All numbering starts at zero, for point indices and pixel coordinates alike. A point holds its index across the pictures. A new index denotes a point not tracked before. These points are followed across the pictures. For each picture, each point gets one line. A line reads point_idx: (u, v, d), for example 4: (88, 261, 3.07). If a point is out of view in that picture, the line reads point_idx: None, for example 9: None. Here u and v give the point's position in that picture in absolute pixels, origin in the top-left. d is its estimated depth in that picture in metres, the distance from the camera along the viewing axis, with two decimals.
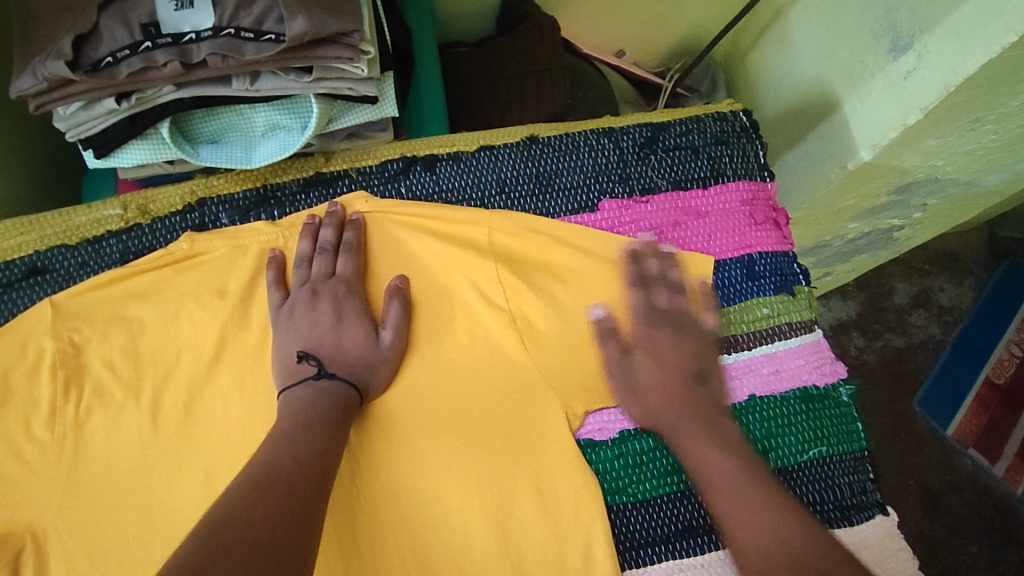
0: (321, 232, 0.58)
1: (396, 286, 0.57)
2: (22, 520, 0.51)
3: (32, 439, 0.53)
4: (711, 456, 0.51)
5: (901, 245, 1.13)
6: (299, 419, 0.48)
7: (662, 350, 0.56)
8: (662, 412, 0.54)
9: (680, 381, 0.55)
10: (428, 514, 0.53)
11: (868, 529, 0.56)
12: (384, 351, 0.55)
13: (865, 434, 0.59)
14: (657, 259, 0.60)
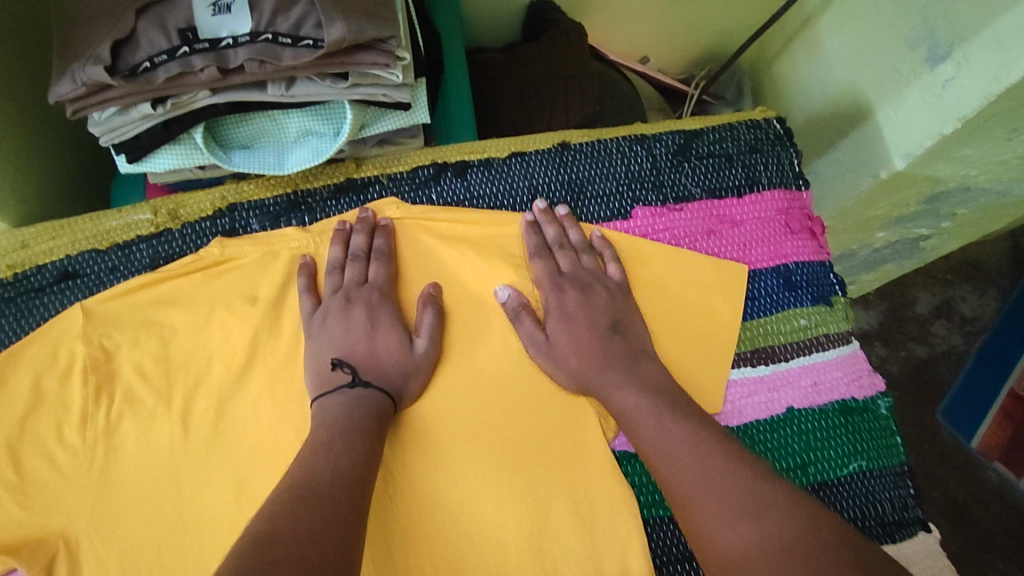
0: (353, 238, 0.57)
1: (429, 293, 0.57)
2: (53, 526, 0.51)
3: (64, 445, 0.53)
4: (643, 408, 0.50)
5: (926, 255, 1.11)
6: (334, 430, 0.47)
7: (573, 312, 0.55)
8: (572, 366, 0.54)
9: (594, 338, 0.54)
10: (460, 525, 0.52)
11: (909, 545, 0.55)
12: (416, 360, 0.54)
13: (904, 448, 0.58)
14: (556, 225, 0.60)
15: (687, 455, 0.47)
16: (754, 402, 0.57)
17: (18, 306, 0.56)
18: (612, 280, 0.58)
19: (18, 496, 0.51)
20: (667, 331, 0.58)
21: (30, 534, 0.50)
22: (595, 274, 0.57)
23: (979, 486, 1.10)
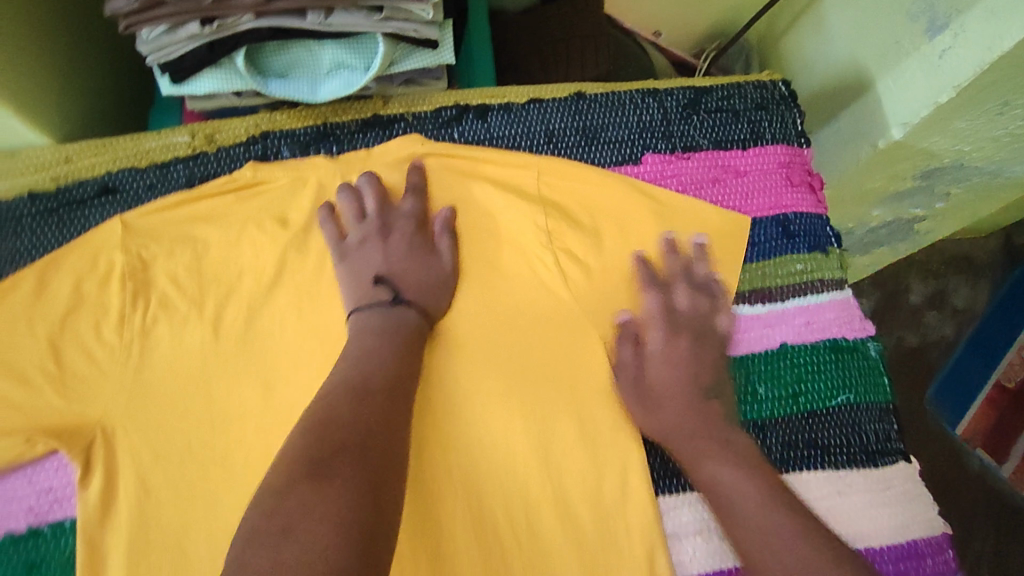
0: (374, 175, 0.60)
1: (445, 216, 0.60)
2: (91, 415, 0.54)
3: (102, 342, 0.56)
4: (733, 482, 0.53)
5: (920, 239, 1.15)
6: (376, 341, 0.52)
7: (677, 360, 0.58)
8: (679, 424, 0.56)
9: (695, 395, 0.57)
10: (472, 434, 0.57)
11: (891, 472, 0.58)
12: (443, 281, 0.58)
13: (891, 388, 0.61)
14: (675, 256, 0.61)
15: (778, 523, 0.50)
16: (750, 336, 0.61)
17: (59, 215, 0.59)
18: (722, 332, 0.60)
19: (58, 387, 0.54)
20: (677, 268, 0.61)
21: (68, 421, 0.53)
22: (706, 319, 0.60)
23: (961, 470, 1.14)
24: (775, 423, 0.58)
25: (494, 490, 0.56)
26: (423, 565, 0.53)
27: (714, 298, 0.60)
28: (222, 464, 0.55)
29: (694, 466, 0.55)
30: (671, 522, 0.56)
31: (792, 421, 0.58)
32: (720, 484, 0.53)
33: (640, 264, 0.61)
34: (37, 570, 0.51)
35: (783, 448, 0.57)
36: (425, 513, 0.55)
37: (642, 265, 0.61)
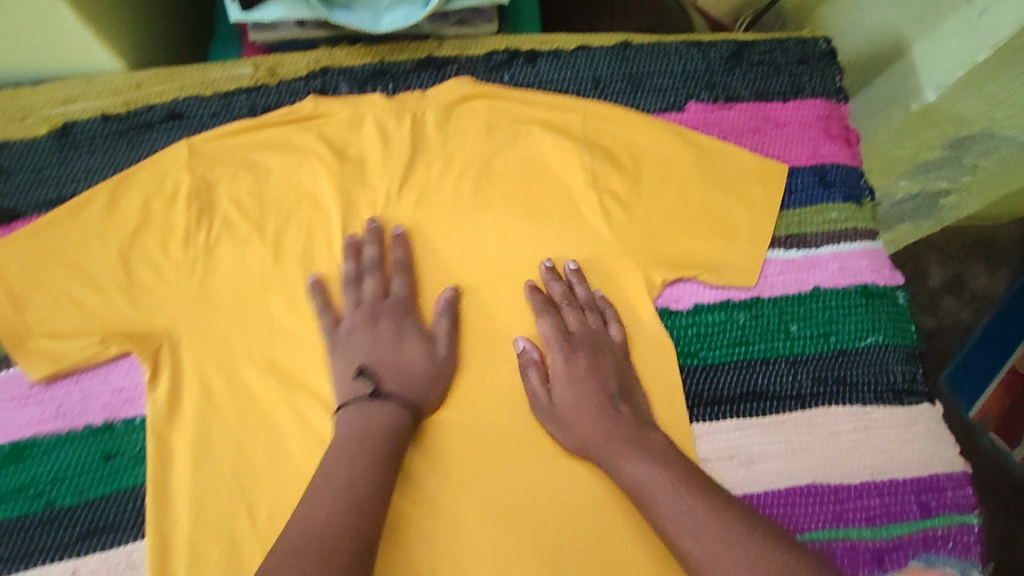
0: (365, 249, 0.61)
1: (446, 296, 0.60)
2: (158, 323, 0.58)
3: (168, 257, 0.60)
4: (649, 473, 0.52)
5: (946, 215, 1.12)
6: (357, 446, 0.52)
7: (578, 375, 0.58)
8: (590, 437, 0.55)
9: (601, 403, 0.56)
10: (511, 358, 0.60)
11: (916, 410, 0.60)
12: (439, 369, 0.58)
13: (916, 333, 0.63)
14: (559, 282, 0.61)
15: (695, 512, 0.49)
16: (785, 279, 0.63)
17: (129, 137, 0.63)
18: (614, 342, 0.59)
19: (130, 294, 0.58)
20: (714, 210, 0.63)
21: (139, 327, 0.57)
22: (596, 334, 0.59)
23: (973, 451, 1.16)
24: (806, 359, 0.60)
25: (533, 411, 0.59)
26: (465, 475, 0.57)
27: (599, 313, 0.61)
28: (279, 378, 0.58)
29: (615, 471, 0.54)
30: (707, 449, 0.58)
31: (822, 358, 0.60)
32: (635, 482, 0.52)
33: (547, 273, 0.61)
34: (113, 459, 0.55)
35: (812, 383, 0.60)
36: (468, 427, 0.58)
37: (680, 207, 0.63)
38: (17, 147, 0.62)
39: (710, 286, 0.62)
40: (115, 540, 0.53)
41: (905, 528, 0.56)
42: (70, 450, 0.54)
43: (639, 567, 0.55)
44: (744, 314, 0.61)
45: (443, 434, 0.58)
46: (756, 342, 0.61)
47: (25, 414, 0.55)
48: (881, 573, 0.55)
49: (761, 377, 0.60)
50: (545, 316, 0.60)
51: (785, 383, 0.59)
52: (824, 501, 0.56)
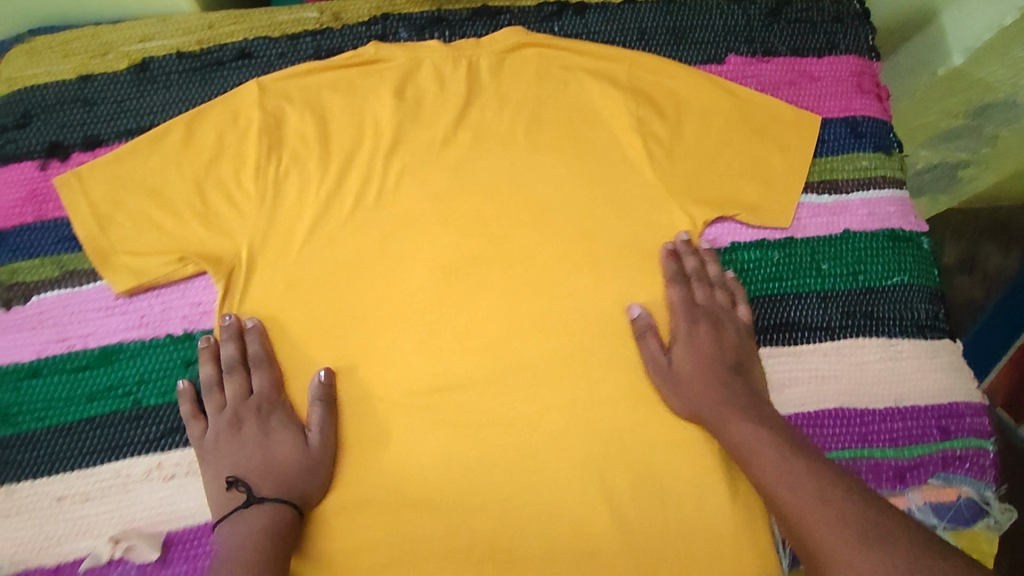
0: (222, 349, 0.59)
1: (316, 379, 0.59)
2: (231, 247, 0.61)
3: (241, 187, 0.63)
4: (758, 436, 0.55)
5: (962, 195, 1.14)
6: (234, 558, 0.51)
7: (700, 344, 0.61)
8: (705, 399, 0.58)
9: (721, 372, 0.60)
10: (564, 295, 0.63)
11: (938, 344, 0.64)
12: (315, 453, 0.57)
13: (939, 276, 0.67)
14: (694, 258, 0.63)
15: (799, 469, 0.51)
16: (817, 222, 0.67)
17: (202, 74, 0.67)
18: (741, 321, 0.63)
19: (204, 218, 0.61)
20: (755, 156, 0.66)
21: (214, 250, 0.60)
22: (722, 311, 0.63)
23: None
24: (836, 295, 0.64)
25: (582, 342, 0.62)
26: (517, 399, 0.60)
27: (728, 291, 0.64)
28: (341, 305, 0.61)
29: (723, 432, 0.57)
30: None
31: (852, 294, 0.65)
32: (743, 443, 0.55)
33: (684, 245, 0.63)
34: (194, 366, 0.59)
35: (840, 316, 0.64)
36: (521, 356, 0.61)
37: (724, 153, 0.66)
38: (99, 79, 0.66)
39: (747, 225, 0.66)
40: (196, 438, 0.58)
41: (926, 449, 0.60)
42: (155, 355, 0.59)
43: (679, 484, 0.59)
44: (778, 253, 0.65)
45: (497, 362, 0.61)
46: (789, 278, 0.65)
47: (111, 322, 0.59)
48: (902, 488, 0.59)
49: (793, 310, 0.64)
50: (674, 287, 0.63)
51: (815, 316, 0.64)
52: (851, 424, 0.61)
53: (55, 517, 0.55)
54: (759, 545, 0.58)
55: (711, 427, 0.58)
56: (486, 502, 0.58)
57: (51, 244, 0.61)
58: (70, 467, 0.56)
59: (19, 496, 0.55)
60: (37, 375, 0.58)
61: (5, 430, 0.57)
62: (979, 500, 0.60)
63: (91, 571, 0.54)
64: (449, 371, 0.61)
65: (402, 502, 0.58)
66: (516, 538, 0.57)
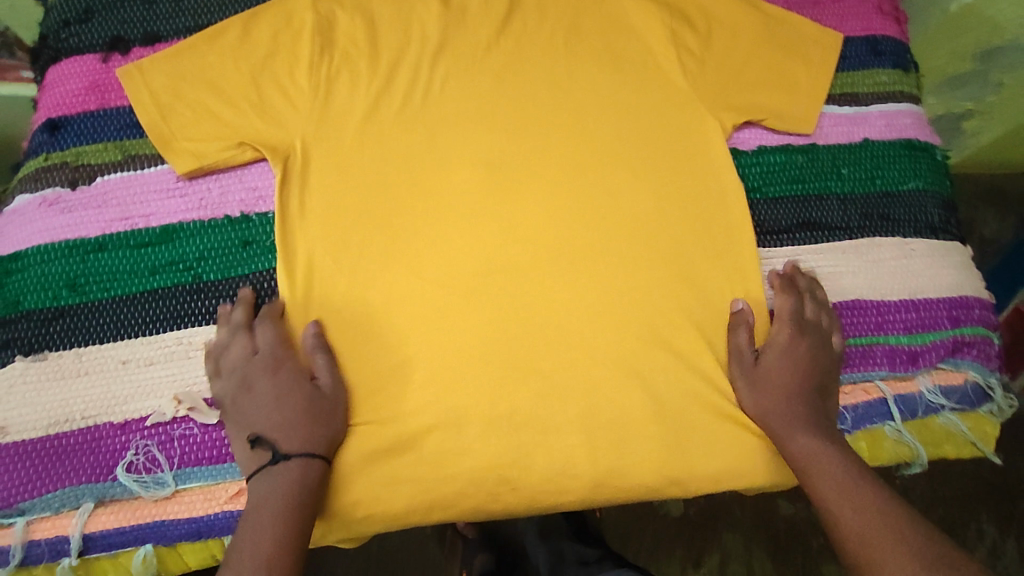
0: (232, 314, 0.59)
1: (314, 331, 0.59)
2: (286, 138, 0.64)
3: (294, 83, 0.65)
4: (824, 452, 0.57)
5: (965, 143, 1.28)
6: (270, 506, 0.52)
7: (794, 355, 0.61)
8: (781, 406, 0.59)
9: (808, 390, 0.60)
10: (600, 194, 0.66)
11: (950, 244, 0.68)
12: (326, 402, 0.57)
13: (951, 185, 0.72)
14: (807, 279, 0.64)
15: (862, 495, 0.54)
16: (838, 130, 0.71)
17: None
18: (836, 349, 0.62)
19: (259, 110, 0.64)
20: (782, 69, 0.70)
21: (271, 140, 0.63)
22: (824, 333, 0.62)
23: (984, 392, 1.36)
24: (856, 197, 0.68)
25: (620, 238, 0.65)
26: (558, 289, 0.63)
27: (832, 316, 0.63)
28: (390, 196, 0.64)
29: (788, 440, 0.58)
30: (767, 268, 0.66)
31: (870, 197, 0.68)
32: (808, 455, 0.57)
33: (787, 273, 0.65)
34: (250, 246, 0.62)
35: (860, 217, 0.68)
36: (563, 249, 0.64)
37: (754, 65, 0.69)
38: None
39: (772, 130, 0.70)
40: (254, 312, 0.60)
41: (937, 336, 0.64)
42: (213, 234, 0.62)
43: (707, 370, 0.62)
44: (801, 157, 0.69)
45: (539, 255, 0.64)
46: (812, 181, 0.68)
47: (172, 203, 0.62)
48: (915, 371, 0.63)
49: (816, 209, 0.67)
50: (784, 296, 0.63)
51: (837, 216, 0.67)
52: (868, 313, 0.64)
53: (121, 378, 0.57)
54: None
55: (774, 433, 0.59)
56: (528, 376, 0.60)
57: (114, 130, 0.64)
58: (135, 333, 0.59)
59: (86, 358, 0.58)
60: (103, 249, 0.60)
61: (72, 299, 0.59)
62: (983, 386, 0.64)
63: (156, 427, 0.56)
64: (490, 262, 0.63)
65: (448, 382, 0.59)
66: (556, 420, 0.60)
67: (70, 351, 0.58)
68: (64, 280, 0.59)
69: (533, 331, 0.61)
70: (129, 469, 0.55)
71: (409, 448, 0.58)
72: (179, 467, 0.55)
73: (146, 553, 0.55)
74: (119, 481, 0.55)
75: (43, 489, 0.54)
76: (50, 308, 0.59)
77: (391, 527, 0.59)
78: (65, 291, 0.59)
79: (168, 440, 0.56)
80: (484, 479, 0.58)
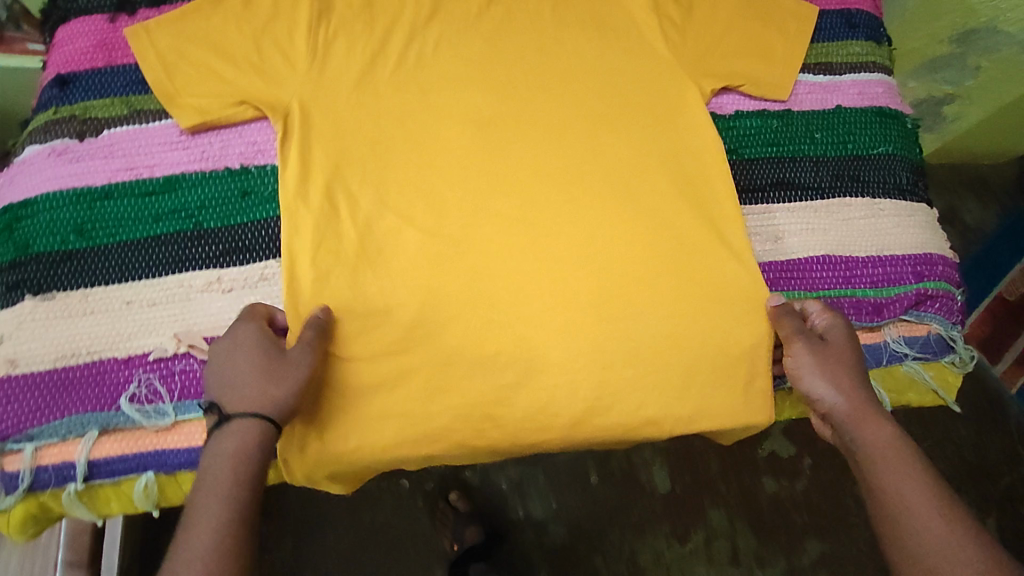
0: (216, 299, 0.62)
1: (317, 313, 0.60)
2: (285, 96, 0.66)
3: (294, 45, 0.67)
4: (897, 443, 0.58)
5: (946, 130, 1.34)
6: (228, 461, 0.53)
7: (849, 339, 0.63)
8: (850, 392, 0.60)
9: (863, 378, 0.62)
10: (585, 155, 0.69)
11: (918, 206, 0.71)
12: (273, 363, 0.56)
13: (921, 151, 0.75)
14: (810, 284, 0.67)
15: (932, 493, 0.56)
16: (812, 97, 0.74)
17: None
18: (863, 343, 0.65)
19: (259, 69, 0.66)
20: (760, 38, 0.73)
21: (271, 98, 0.66)
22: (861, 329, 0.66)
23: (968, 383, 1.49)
24: (828, 160, 0.72)
25: (604, 196, 0.68)
26: (544, 244, 0.66)
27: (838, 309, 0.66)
28: (386, 153, 0.67)
29: (862, 428, 0.59)
30: (743, 225, 0.69)
31: (842, 159, 0.72)
32: (881, 446, 0.58)
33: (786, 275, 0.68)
34: (250, 196, 0.65)
35: (831, 179, 0.71)
36: (550, 206, 0.67)
37: (734, 33, 0.72)
38: None
39: (749, 97, 0.73)
40: (253, 257, 0.63)
41: (902, 289, 0.67)
42: (214, 184, 0.65)
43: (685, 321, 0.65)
44: (776, 122, 0.72)
45: (527, 212, 0.67)
46: (786, 144, 0.72)
47: (176, 154, 0.65)
48: (878, 322, 0.66)
49: (790, 170, 0.71)
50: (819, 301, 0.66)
51: (809, 178, 0.71)
52: (837, 268, 0.68)
53: (126, 317, 0.60)
54: (757, 366, 0.65)
55: (846, 421, 0.60)
56: (514, 320, 0.64)
57: (121, 86, 0.67)
58: (140, 276, 0.62)
59: (93, 298, 0.61)
60: (110, 197, 0.63)
61: (80, 244, 0.62)
62: (946, 337, 0.68)
63: (158, 362, 0.59)
64: (479, 217, 0.66)
65: (439, 329, 0.63)
66: (541, 367, 0.63)
67: (78, 291, 0.61)
68: (73, 226, 0.62)
69: (520, 281, 0.65)
70: (133, 400, 0.58)
71: (400, 383, 0.62)
72: (178, 399, 0.58)
73: (147, 481, 0.57)
74: (122, 411, 0.57)
75: (51, 416, 0.57)
76: (59, 251, 0.62)
77: (379, 461, 0.61)
78: (74, 236, 0.62)
79: (169, 374, 0.59)
80: (470, 414, 0.61)
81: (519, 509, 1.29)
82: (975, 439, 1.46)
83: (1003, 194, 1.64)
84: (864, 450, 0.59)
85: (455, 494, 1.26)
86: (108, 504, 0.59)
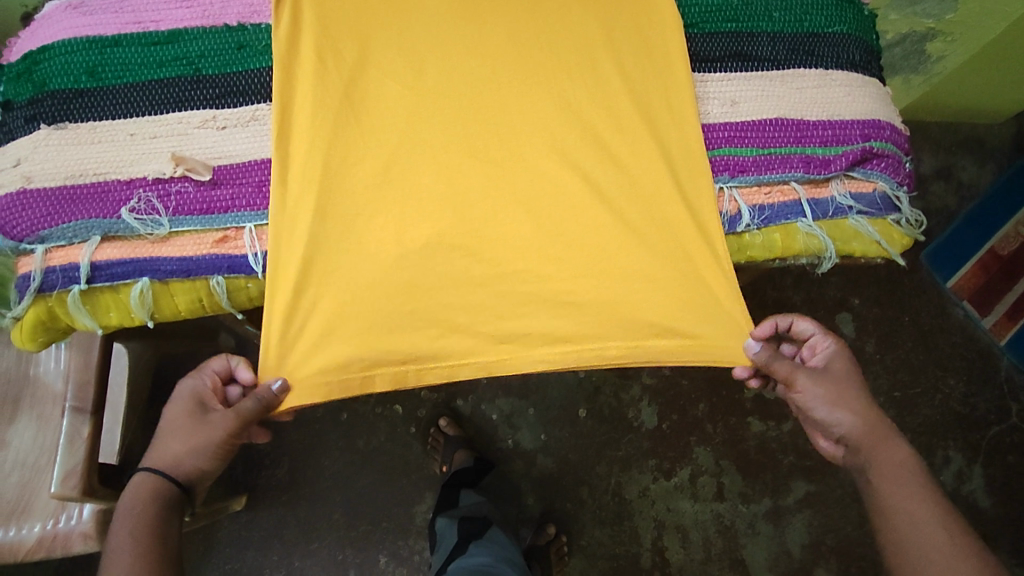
0: (208, 128, 0.68)
1: (271, 386, 0.65)
2: None
3: None
4: (904, 462, 0.68)
5: (932, 75, 1.37)
6: (131, 502, 0.68)
7: (844, 371, 0.73)
8: (858, 418, 0.70)
9: (871, 404, 0.71)
10: (556, 27, 0.74)
11: (869, 81, 0.76)
12: (193, 420, 0.70)
13: (874, 35, 0.79)
14: (762, 144, 0.72)
15: (925, 499, 0.66)
16: None
17: None
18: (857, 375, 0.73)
19: None
20: None
21: None
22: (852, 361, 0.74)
23: (960, 335, 1.50)
24: (785, 36, 0.76)
25: (572, 64, 0.73)
26: (515, 107, 0.71)
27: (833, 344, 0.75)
28: (369, 16, 0.72)
29: (873, 450, 0.69)
30: (700, 89, 0.74)
31: (798, 36, 0.76)
32: (894, 464, 0.68)
33: (738, 134, 0.72)
34: (244, 50, 0.71)
35: (788, 52, 0.75)
36: (522, 72, 0.72)
37: None
38: None
39: None
40: (245, 100, 0.69)
41: (849, 148, 0.72)
42: (211, 38, 0.70)
43: (643, 180, 0.70)
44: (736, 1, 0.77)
45: (499, 77, 0.72)
46: (745, 20, 0.76)
47: (178, 13, 0.71)
48: (827, 175, 0.71)
49: (747, 44, 0.75)
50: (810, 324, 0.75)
51: (766, 51, 0.75)
52: (789, 129, 0.72)
53: (130, 146, 0.67)
54: (710, 217, 0.70)
55: (864, 446, 0.69)
56: (486, 171, 0.69)
57: None
58: (144, 114, 0.68)
59: (100, 129, 0.67)
60: (119, 44, 0.70)
61: (91, 83, 0.68)
62: (890, 195, 0.72)
63: (157, 183, 0.66)
64: (455, 78, 0.71)
65: (416, 178, 0.69)
66: (508, 216, 0.69)
67: (87, 124, 0.67)
68: (84, 68, 0.69)
69: (491, 138, 0.70)
70: (133, 212, 0.65)
71: (377, 222, 0.68)
72: (174, 215, 0.65)
73: (143, 287, 0.64)
74: (123, 220, 0.64)
75: (60, 221, 0.64)
76: (72, 89, 0.68)
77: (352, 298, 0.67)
78: (85, 76, 0.69)
79: (167, 193, 0.66)
80: (440, 242, 0.68)
81: (508, 439, 1.35)
82: (967, 390, 1.47)
83: (1003, 152, 1.61)
84: (877, 476, 0.68)
85: (445, 421, 1.31)
86: (107, 314, 0.65)
